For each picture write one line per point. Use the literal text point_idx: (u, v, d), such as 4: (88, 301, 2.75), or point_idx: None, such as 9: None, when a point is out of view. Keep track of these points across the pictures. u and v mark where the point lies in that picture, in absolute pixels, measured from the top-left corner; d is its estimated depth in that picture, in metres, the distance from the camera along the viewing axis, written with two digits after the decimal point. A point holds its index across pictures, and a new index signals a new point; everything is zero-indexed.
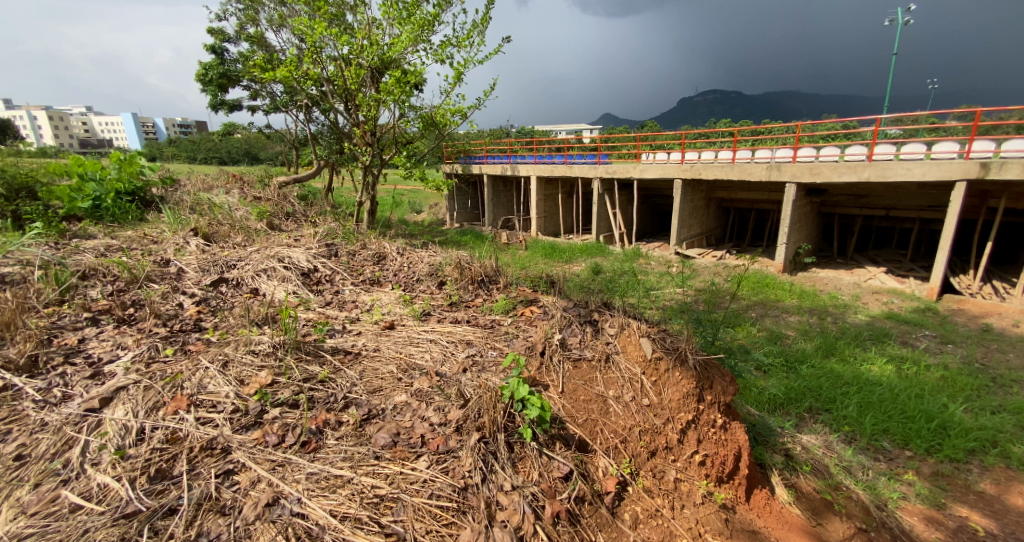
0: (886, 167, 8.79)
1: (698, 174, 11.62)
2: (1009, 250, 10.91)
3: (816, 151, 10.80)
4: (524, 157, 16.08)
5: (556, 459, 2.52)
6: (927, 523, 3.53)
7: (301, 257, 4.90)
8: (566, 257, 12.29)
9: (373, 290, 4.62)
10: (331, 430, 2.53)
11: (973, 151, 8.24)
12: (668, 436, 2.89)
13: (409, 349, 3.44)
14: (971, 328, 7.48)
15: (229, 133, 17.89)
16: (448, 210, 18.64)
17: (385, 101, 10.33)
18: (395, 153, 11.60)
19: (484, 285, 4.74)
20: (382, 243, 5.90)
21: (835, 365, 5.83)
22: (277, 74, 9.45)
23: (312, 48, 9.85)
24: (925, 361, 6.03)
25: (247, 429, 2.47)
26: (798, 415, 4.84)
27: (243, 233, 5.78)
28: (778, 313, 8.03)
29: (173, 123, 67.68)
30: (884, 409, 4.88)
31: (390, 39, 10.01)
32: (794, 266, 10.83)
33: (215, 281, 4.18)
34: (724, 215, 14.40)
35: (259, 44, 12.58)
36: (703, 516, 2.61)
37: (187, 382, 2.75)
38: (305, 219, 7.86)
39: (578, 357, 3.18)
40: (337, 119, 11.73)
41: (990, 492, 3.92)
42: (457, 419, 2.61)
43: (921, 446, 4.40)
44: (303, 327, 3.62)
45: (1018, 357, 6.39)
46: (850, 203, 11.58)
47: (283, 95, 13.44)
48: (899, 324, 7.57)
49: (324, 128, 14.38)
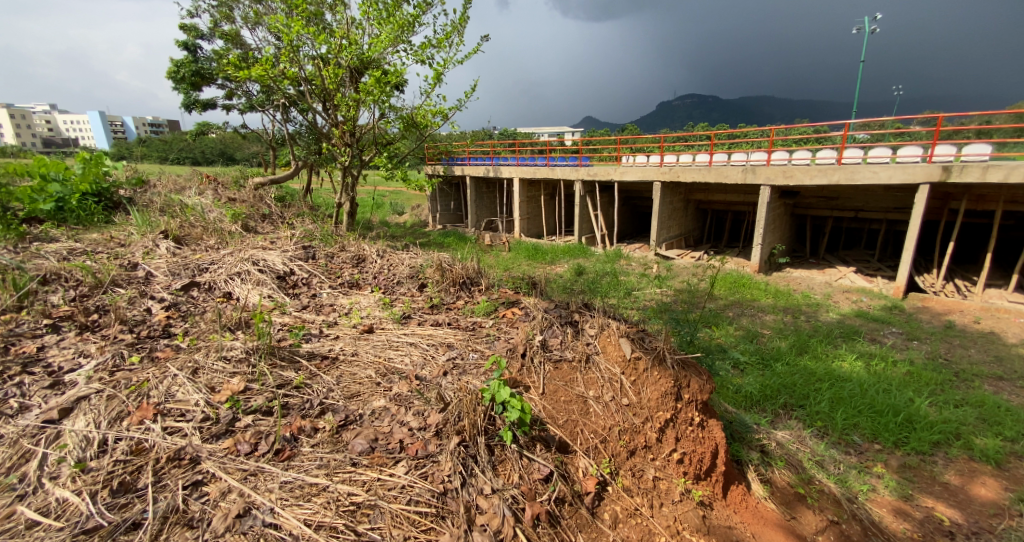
0: (854, 171, 9.05)
1: (677, 177, 11.79)
2: (970, 249, 11.40)
3: (789, 154, 11.08)
4: (506, 159, 16.11)
5: (536, 461, 2.52)
6: (896, 514, 3.66)
7: (277, 260, 4.80)
8: (548, 258, 12.33)
9: (352, 293, 4.56)
10: (307, 437, 2.48)
11: (935, 156, 8.57)
12: (647, 435, 2.91)
13: (388, 353, 3.40)
14: (935, 324, 7.78)
15: (203, 133, 17.48)
16: (431, 211, 18.52)
17: (364, 101, 10.21)
18: (375, 154, 11.48)
19: (465, 287, 4.72)
20: (362, 245, 5.82)
21: (808, 362, 6.00)
22: (252, 73, 9.25)
23: (289, 47, 9.70)
24: (892, 357, 6.25)
25: (217, 438, 2.40)
26: (774, 411, 4.95)
27: (217, 235, 5.64)
28: (754, 312, 8.20)
29: (144, 123, 65.68)
30: (854, 404, 5.03)
31: (369, 39, 9.91)
32: (769, 266, 11.09)
33: (186, 285, 4.06)
34: (702, 217, 14.67)
35: (233, 42, 12.31)
36: (681, 513, 2.64)
37: (154, 390, 2.67)
38: (283, 220, 7.71)
39: (559, 358, 3.20)
40: (316, 119, 11.56)
41: (954, 483, 4.08)
42: (437, 423, 2.59)
43: (889, 440, 4.55)
44: (278, 332, 3.54)
45: (979, 352, 6.67)
46: (822, 205, 11.92)
47: (259, 94, 13.18)
48: (868, 322, 7.82)
49: (302, 128, 14.16)
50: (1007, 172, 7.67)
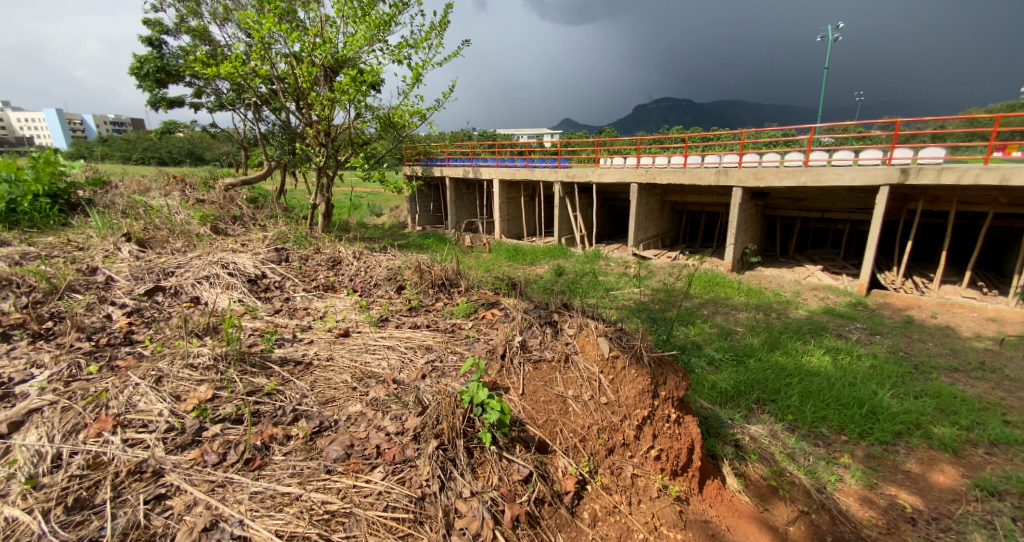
0: (820, 173, 9.36)
1: (653, 178, 11.97)
2: (929, 247, 11.94)
3: (760, 157, 11.36)
4: (486, 160, 16.08)
5: (515, 462, 2.51)
6: (862, 503, 3.79)
7: (247, 262, 4.66)
8: (529, 260, 12.34)
9: (327, 296, 4.46)
10: (279, 445, 2.41)
11: (894, 158, 8.92)
12: (624, 433, 2.94)
13: (365, 357, 3.34)
14: (897, 319, 8.10)
15: (170, 132, 16.90)
16: (410, 213, 18.33)
17: (339, 101, 10.04)
18: (351, 155, 11.31)
19: (444, 288, 4.67)
20: (338, 248, 5.71)
21: (779, 358, 6.16)
22: (221, 70, 8.97)
23: (260, 45, 9.46)
24: (857, 351, 6.49)
25: (183, 449, 2.31)
26: (747, 406, 5.07)
27: (184, 238, 5.46)
28: (728, 310, 8.40)
29: (105, 121, 63.02)
30: (822, 398, 5.19)
31: (344, 38, 9.76)
32: (741, 265, 11.37)
33: (150, 290, 3.91)
34: (678, 218, 14.94)
35: (201, 38, 11.94)
36: (659, 509, 2.67)
37: (113, 401, 2.55)
38: (254, 222, 7.50)
39: (539, 358, 3.21)
40: (289, 119, 11.33)
41: (915, 471, 4.25)
42: (415, 427, 2.56)
43: (855, 431, 4.71)
44: (249, 337, 3.44)
45: (936, 345, 6.98)
46: (790, 206, 12.31)
47: (229, 92, 12.82)
48: (835, 318, 8.10)
49: (275, 128, 13.85)
50: (960, 174, 8.05)
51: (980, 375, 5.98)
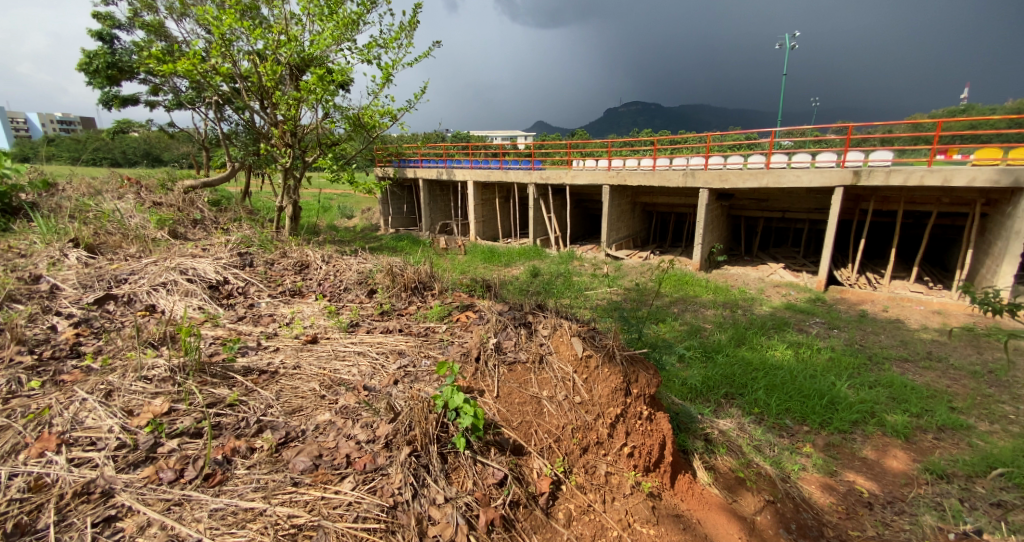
0: (781, 174, 9.72)
1: (624, 180, 12.15)
2: (881, 245, 12.58)
3: (725, 158, 11.67)
4: (459, 162, 15.99)
5: (490, 465, 2.48)
6: (823, 490, 3.95)
7: (208, 267, 4.47)
8: (503, 262, 12.32)
9: (294, 302, 4.33)
10: (242, 459, 2.32)
11: (848, 161, 9.34)
12: (598, 431, 2.96)
13: (334, 364, 3.25)
14: (852, 314, 8.49)
15: (123, 131, 16.13)
16: (383, 215, 18.05)
17: (306, 100, 9.81)
18: (319, 155, 11.06)
19: (417, 292, 4.59)
20: (306, 251, 5.55)
21: (745, 353, 6.36)
22: (177, 67, 8.58)
23: (220, 41, 9.13)
24: (817, 344, 6.76)
25: (135, 467, 2.19)
26: (716, 401, 5.20)
27: (139, 243, 5.20)
28: (696, 307, 8.61)
29: (52, 119, 59.52)
30: (786, 390, 5.37)
31: (310, 37, 9.54)
32: (708, 264, 11.68)
33: (100, 298, 3.70)
34: (648, 218, 15.23)
35: (157, 33, 11.44)
36: (632, 506, 2.69)
37: (57, 418, 2.40)
38: (216, 225, 7.23)
39: (513, 360, 3.20)
40: (253, 118, 10.98)
41: (871, 457, 4.45)
42: (386, 435, 2.50)
43: (816, 421, 4.90)
44: (209, 346, 3.29)
45: (888, 337, 7.35)
46: (754, 206, 12.73)
47: (188, 90, 12.33)
48: (796, 313, 8.42)
49: (238, 127, 13.40)
50: (906, 176, 8.48)
51: (928, 364, 6.33)
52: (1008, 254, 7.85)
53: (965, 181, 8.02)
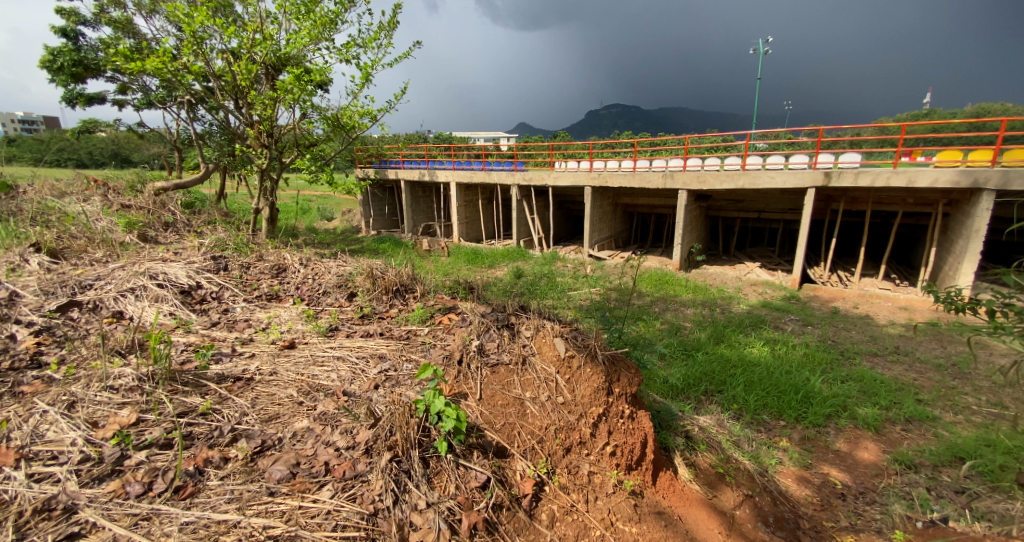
0: (756, 176, 9.94)
1: (605, 182, 12.25)
2: (852, 243, 12.97)
3: (703, 160, 11.85)
4: (441, 163, 15.88)
5: (473, 468, 2.47)
6: (798, 482, 4.06)
7: (179, 272, 4.34)
8: (487, 263, 12.30)
9: (271, 307, 4.24)
10: (214, 469, 2.25)
11: (819, 163, 9.60)
12: (581, 431, 2.97)
13: (313, 370, 3.19)
14: (825, 311, 8.73)
15: (89, 131, 15.57)
16: (364, 217, 17.82)
17: (283, 100, 9.64)
18: (297, 156, 10.87)
19: (399, 294, 4.52)
20: (283, 254, 5.42)
21: (723, 350, 6.48)
22: (146, 65, 8.32)
23: (192, 39, 8.89)
24: (792, 341, 6.93)
25: (100, 481, 2.10)
26: (696, 398, 5.28)
27: (106, 247, 5.02)
28: (677, 306, 8.74)
29: (13, 119, 57.12)
30: (763, 386, 5.49)
31: (286, 36, 9.38)
32: (688, 264, 11.86)
33: (63, 305, 3.55)
34: (630, 219, 15.39)
35: (125, 30, 11.07)
36: (615, 504, 2.71)
37: (15, 433, 2.30)
38: (189, 229, 7.03)
39: (496, 362, 3.19)
40: (227, 118, 10.73)
41: (844, 449, 4.58)
42: (367, 440, 2.47)
43: (791, 416, 5.03)
44: (181, 353, 3.19)
45: (859, 333, 7.58)
46: (731, 207, 12.99)
47: (159, 89, 11.96)
48: (772, 311, 8.61)
49: (213, 128, 13.07)
50: (873, 178, 8.78)
51: (895, 358, 6.56)
52: (968, 253, 8.18)
53: (928, 182, 8.32)
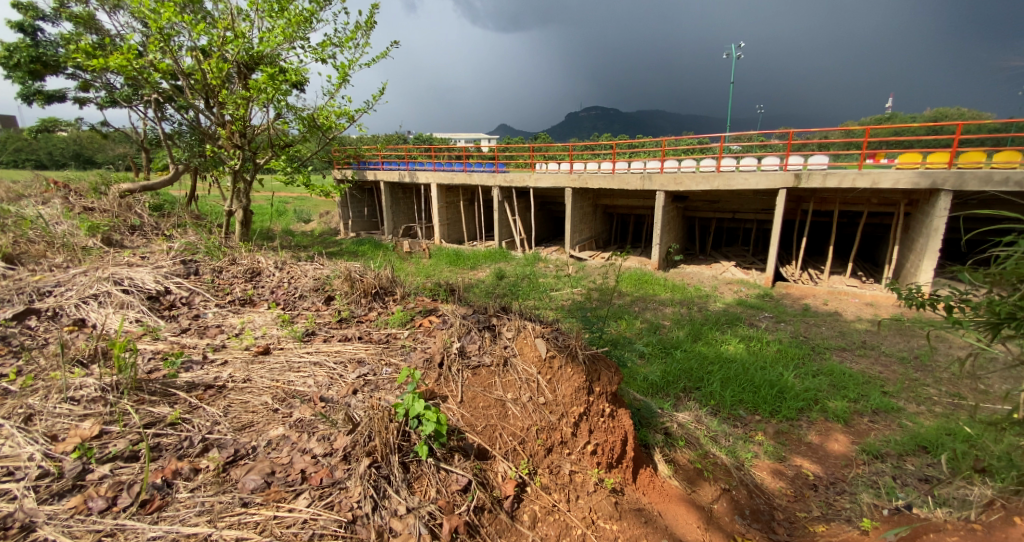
0: (730, 178, 10.16)
1: (584, 183, 12.35)
2: (822, 242, 13.39)
3: (679, 161, 12.05)
4: (421, 164, 15.75)
5: (454, 472, 2.45)
6: (773, 475, 4.16)
7: (146, 277, 4.18)
8: (469, 264, 12.25)
9: (244, 312, 4.13)
10: (184, 481, 2.17)
11: (790, 164, 9.87)
12: (562, 431, 2.98)
13: (288, 376, 3.12)
14: (796, 307, 8.99)
15: (49, 130, 14.91)
16: (342, 219, 17.57)
17: (256, 99, 9.42)
18: (271, 157, 10.64)
19: (378, 297, 4.45)
20: (257, 257, 5.28)
21: (701, 348, 6.61)
22: (110, 62, 8.01)
23: (159, 36, 8.60)
24: (766, 338, 7.11)
25: (60, 497, 2.01)
26: (675, 395, 5.37)
27: (66, 252, 4.82)
28: (656, 305, 8.86)
29: None
30: (738, 382, 5.61)
31: (259, 34, 9.17)
32: (666, 264, 12.05)
33: (20, 313, 3.39)
34: (609, 219, 15.54)
35: (87, 25, 10.65)
36: (595, 503, 2.73)
37: None
38: (157, 232, 6.80)
39: (477, 364, 3.18)
40: (198, 118, 10.43)
41: (815, 442, 4.72)
42: (344, 447, 2.42)
43: (766, 410, 5.15)
44: (148, 362, 3.08)
45: (828, 329, 7.83)
46: (707, 208, 13.25)
47: (124, 87, 11.54)
48: (747, 309, 8.82)
49: (182, 127, 12.68)
50: (840, 179, 9.08)
51: (863, 352, 6.80)
52: (928, 250, 8.54)
53: (891, 183, 8.67)
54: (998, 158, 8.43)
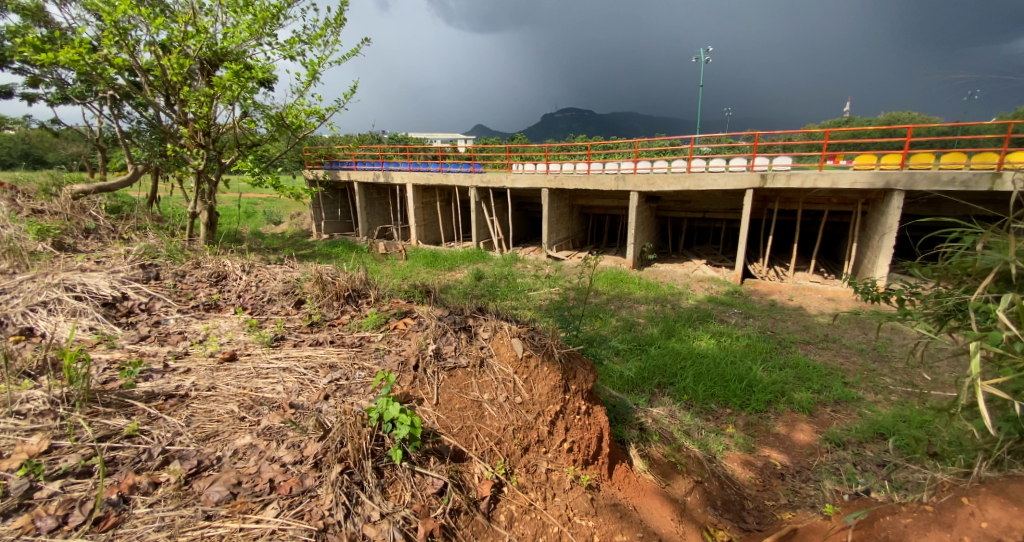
0: (700, 178, 10.41)
1: (560, 184, 12.45)
2: (787, 239, 13.87)
3: (652, 162, 12.25)
4: (396, 164, 15.54)
5: (429, 475, 2.42)
6: (743, 466, 4.28)
7: (101, 283, 3.99)
8: (446, 265, 12.17)
9: (209, 317, 3.99)
10: (143, 496, 2.08)
11: (756, 165, 10.18)
12: (539, 430, 2.99)
13: (256, 383, 3.03)
14: (764, 303, 9.28)
15: None
16: (315, 220, 17.17)
17: (220, 97, 9.13)
18: (238, 157, 10.32)
19: (351, 300, 4.35)
20: (223, 260, 5.10)
21: (674, 344, 6.75)
22: (60, 57, 7.60)
23: (114, 30, 8.22)
24: (736, 333, 7.31)
25: (5, 518, 1.90)
26: (650, 391, 5.46)
27: (12, 257, 4.55)
28: (631, 304, 9.00)
29: None
30: (710, 377, 5.75)
31: (223, 29, 8.88)
32: (640, 263, 12.25)
33: None
34: (585, 219, 15.69)
35: (35, 18, 10.08)
36: (572, 500, 2.75)
37: None
38: (115, 235, 6.48)
39: (453, 365, 3.15)
40: (158, 116, 10.02)
41: (782, 432, 4.88)
42: (315, 454, 2.37)
43: (737, 403, 5.30)
44: (102, 372, 2.93)
45: (794, 323, 8.11)
46: (678, 207, 13.54)
47: (77, 83, 10.98)
48: (717, 305, 9.06)
49: (142, 126, 12.15)
50: (803, 179, 9.42)
51: (825, 345, 7.07)
52: (884, 247, 8.95)
53: (849, 183, 9.06)
54: (947, 159, 8.88)
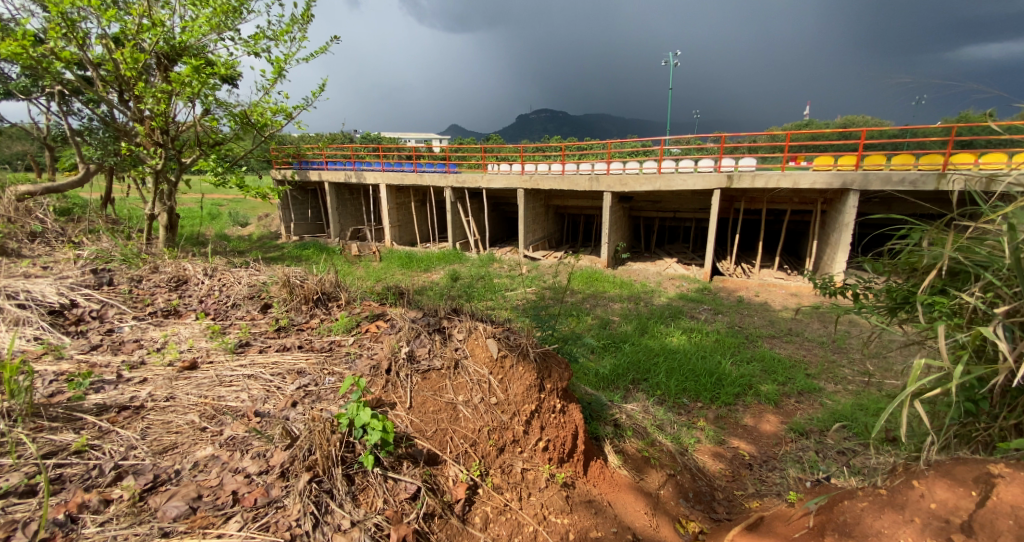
0: (670, 178, 10.63)
1: (534, 184, 12.50)
2: (754, 238, 14.32)
3: (623, 162, 12.43)
4: (368, 165, 15.29)
5: (402, 480, 2.38)
6: (714, 458, 4.39)
7: (47, 290, 3.76)
8: (420, 266, 12.04)
9: (168, 324, 3.81)
10: (94, 514, 1.97)
11: (723, 165, 10.46)
12: (514, 430, 2.98)
13: (218, 391, 2.91)
14: (731, 299, 9.55)
15: None
16: (284, 221, 16.71)
17: (179, 93, 8.76)
18: (200, 156, 9.93)
19: (320, 303, 4.24)
20: (183, 264, 4.89)
21: (647, 341, 6.86)
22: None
23: (61, 21, 7.78)
24: (706, 329, 7.49)
25: None
26: (625, 388, 5.54)
27: None
28: (605, 302, 9.13)
29: None
30: (681, 372, 5.88)
31: (180, 22, 8.52)
32: (614, 262, 12.42)
33: None
34: (560, 219, 15.80)
35: None
36: (547, 498, 2.76)
37: None
38: (64, 239, 6.12)
39: (427, 368, 3.11)
40: (112, 113, 9.54)
41: (750, 424, 5.03)
42: (282, 463, 2.30)
43: (707, 397, 5.43)
44: (48, 385, 2.75)
45: (760, 318, 8.38)
46: (650, 207, 13.79)
47: (22, 78, 10.34)
48: (688, 302, 9.27)
49: (94, 123, 11.54)
50: (766, 179, 9.74)
51: (789, 338, 7.34)
52: (842, 243, 9.35)
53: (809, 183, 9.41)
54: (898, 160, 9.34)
